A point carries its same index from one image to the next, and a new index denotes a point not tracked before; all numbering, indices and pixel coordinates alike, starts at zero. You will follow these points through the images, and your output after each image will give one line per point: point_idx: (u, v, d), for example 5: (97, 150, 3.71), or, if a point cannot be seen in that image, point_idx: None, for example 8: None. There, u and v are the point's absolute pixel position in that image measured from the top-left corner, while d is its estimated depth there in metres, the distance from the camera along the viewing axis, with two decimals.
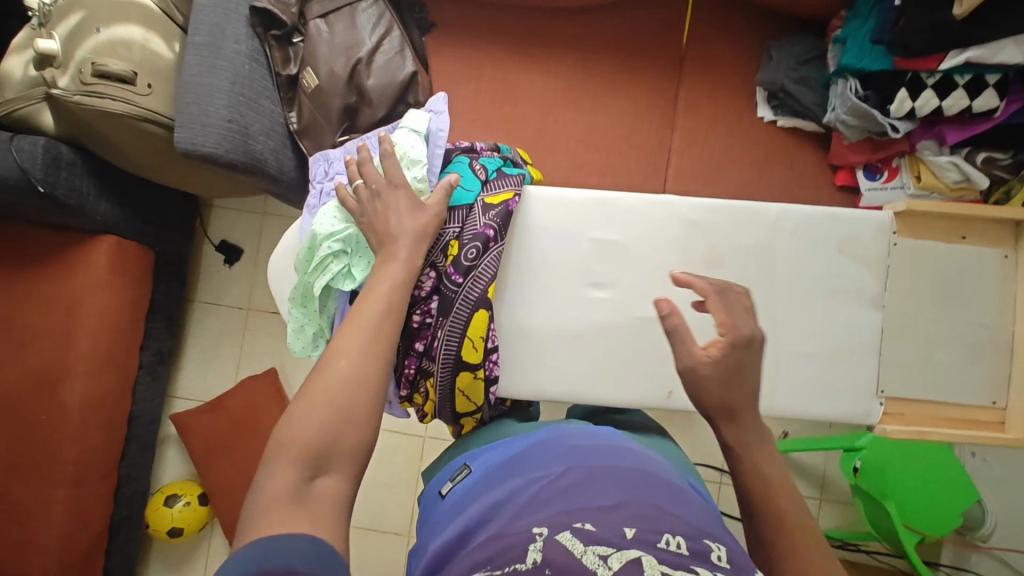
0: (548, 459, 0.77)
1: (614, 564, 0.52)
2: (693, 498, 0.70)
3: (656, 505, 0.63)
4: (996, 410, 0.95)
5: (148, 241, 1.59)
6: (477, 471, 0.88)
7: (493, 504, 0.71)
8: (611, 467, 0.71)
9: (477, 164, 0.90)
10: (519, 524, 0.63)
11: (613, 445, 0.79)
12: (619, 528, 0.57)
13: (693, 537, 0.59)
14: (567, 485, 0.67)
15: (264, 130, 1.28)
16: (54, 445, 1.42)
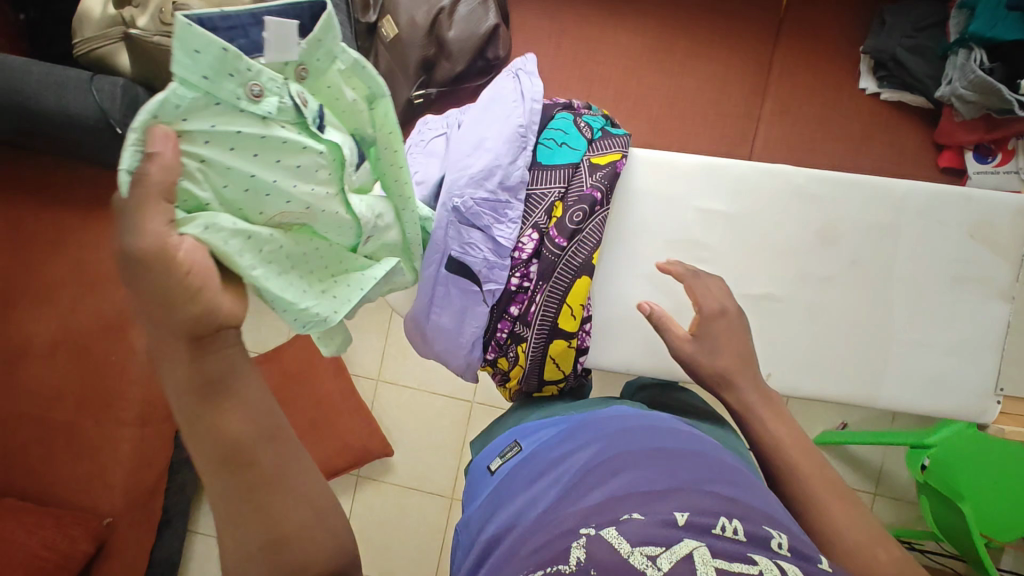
0: (591, 444, 0.75)
1: (665, 564, 0.49)
2: (750, 478, 0.66)
3: (709, 490, 0.60)
4: None
5: None
6: (526, 449, 0.87)
7: (538, 496, 0.70)
8: (657, 452, 0.68)
9: (581, 122, 0.84)
10: (567, 514, 0.61)
11: (661, 426, 0.76)
12: (669, 516, 0.55)
13: (752, 522, 0.56)
14: (615, 473, 0.65)
15: None
16: (123, 384, 1.46)
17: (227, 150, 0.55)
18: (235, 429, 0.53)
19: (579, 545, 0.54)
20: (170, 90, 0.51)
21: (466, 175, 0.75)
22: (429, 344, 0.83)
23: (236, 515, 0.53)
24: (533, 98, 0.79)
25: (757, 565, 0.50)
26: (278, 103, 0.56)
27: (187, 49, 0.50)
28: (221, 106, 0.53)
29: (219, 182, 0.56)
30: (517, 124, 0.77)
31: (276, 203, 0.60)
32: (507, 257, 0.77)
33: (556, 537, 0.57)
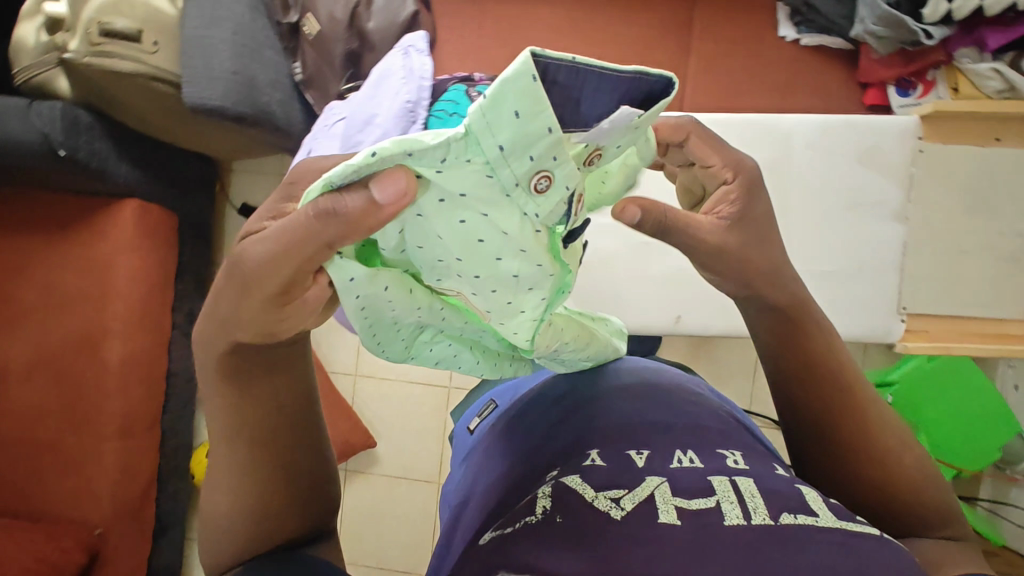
0: (556, 390, 0.86)
1: (626, 505, 0.57)
2: (695, 403, 0.79)
3: (658, 426, 0.72)
4: None
5: (171, 204, 1.64)
6: (501, 404, 0.96)
7: (513, 445, 0.81)
8: (614, 397, 0.79)
9: (474, 94, 0.85)
10: (539, 466, 0.73)
11: (618, 369, 0.87)
12: (630, 461, 0.65)
13: (704, 452, 0.66)
14: (579, 421, 0.76)
15: (270, 82, 1.29)
16: (99, 399, 1.50)
17: (455, 215, 0.48)
18: (251, 412, 0.62)
19: (545, 493, 0.61)
20: (444, 142, 0.42)
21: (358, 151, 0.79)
22: None
23: (236, 485, 0.62)
24: (422, 76, 0.82)
25: (716, 492, 0.57)
26: (545, 207, 0.47)
27: (504, 111, 0.41)
28: (491, 179, 0.45)
29: (416, 242, 0.50)
30: (405, 101, 0.80)
31: (449, 277, 0.53)
32: None
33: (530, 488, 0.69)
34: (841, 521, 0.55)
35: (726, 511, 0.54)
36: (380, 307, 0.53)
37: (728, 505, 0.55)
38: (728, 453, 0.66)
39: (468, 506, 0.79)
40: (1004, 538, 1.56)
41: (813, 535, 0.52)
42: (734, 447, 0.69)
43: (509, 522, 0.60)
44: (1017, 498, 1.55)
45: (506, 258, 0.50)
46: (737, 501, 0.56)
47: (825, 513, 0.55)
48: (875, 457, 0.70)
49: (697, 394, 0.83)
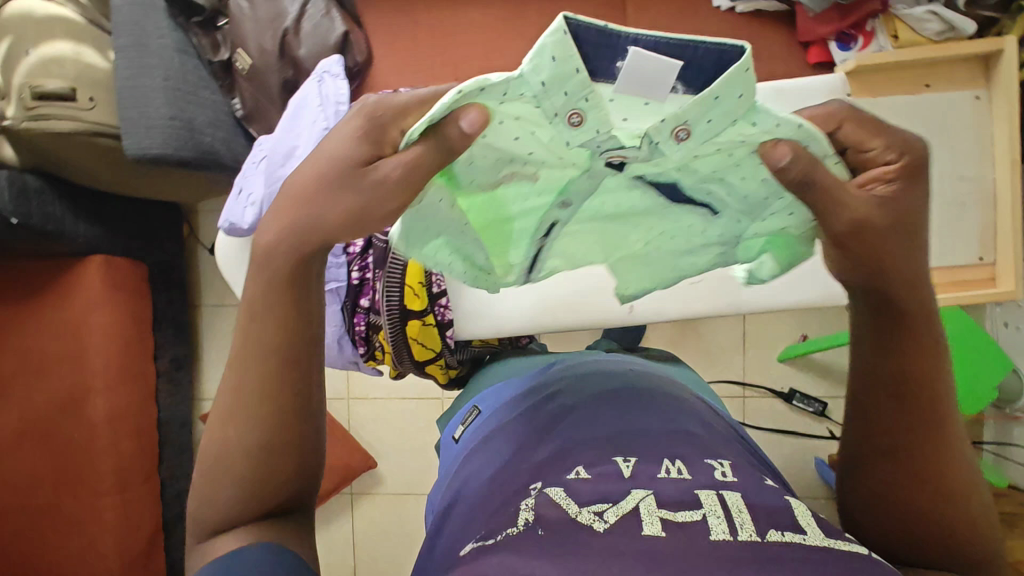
0: (544, 394, 0.74)
1: (611, 517, 0.47)
2: (690, 411, 0.67)
3: (650, 435, 0.60)
4: (987, 264, 1.23)
5: (136, 254, 1.64)
6: (484, 409, 0.82)
7: (495, 450, 0.67)
8: (606, 405, 0.67)
9: None
10: (522, 471, 0.59)
11: (620, 375, 0.75)
12: (615, 470, 0.54)
13: (696, 459, 0.55)
14: (565, 428, 0.64)
15: (210, 122, 1.30)
16: (91, 457, 1.51)
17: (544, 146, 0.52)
18: (258, 334, 0.55)
19: (529, 508, 0.49)
20: (505, 81, 0.44)
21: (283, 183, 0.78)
22: None
23: (245, 411, 0.55)
24: (337, 100, 0.81)
25: (703, 505, 0.47)
26: (578, 137, 0.50)
27: (544, 56, 0.43)
28: (537, 111, 0.48)
29: (478, 158, 0.53)
30: (322, 127, 0.79)
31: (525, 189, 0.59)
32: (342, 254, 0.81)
33: (512, 499, 0.55)
34: (831, 538, 0.44)
35: (711, 524, 0.45)
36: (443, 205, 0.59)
37: (714, 519, 0.45)
38: (720, 462, 0.55)
39: (443, 528, 0.63)
40: (1011, 478, 1.54)
41: (803, 553, 0.42)
42: (727, 456, 0.57)
43: (494, 539, 0.48)
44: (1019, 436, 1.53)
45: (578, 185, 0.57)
46: (723, 513, 0.46)
47: (812, 530, 0.44)
48: (964, 522, 0.55)
49: (700, 407, 0.72)
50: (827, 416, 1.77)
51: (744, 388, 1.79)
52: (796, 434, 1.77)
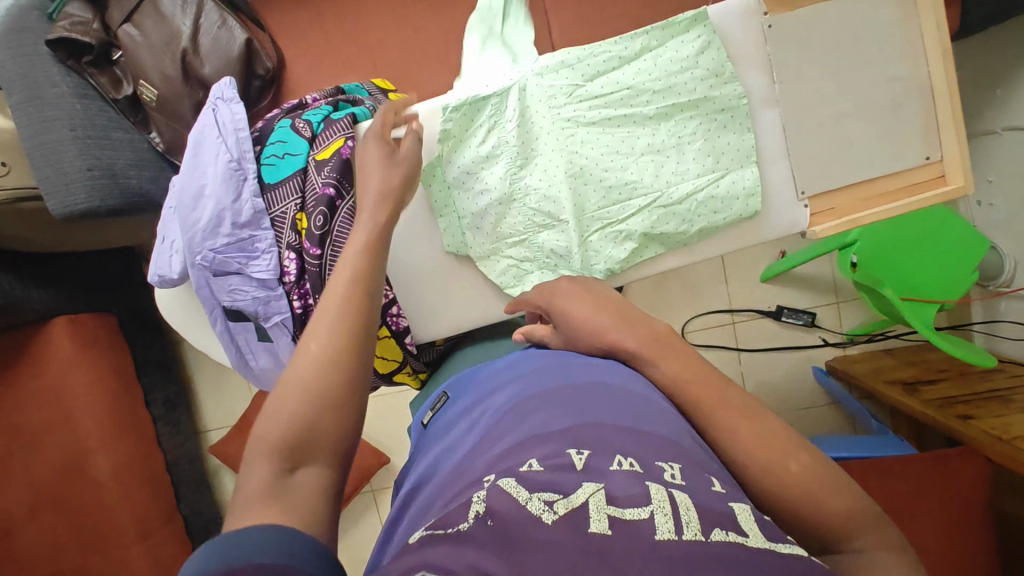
0: (510, 382, 0.68)
1: (561, 508, 0.44)
2: (658, 398, 0.62)
3: (611, 422, 0.55)
4: (934, 165, 0.81)
5: (100, 306, 1.61)
6: (453, 396, 0.76)
7: (462, 443, 0.62)
8: (570, 389, 0.61)
9: (300, 123, 0.80)
10: (477, 464, 0.54)
11: (591, 359, 0.68)
12: (567, 461, 0.50)
13: (650, 453, 0.51)
14: (524, 415, 0.59)
15: (131, 163, 1.23)
16: (108, 511, 1.53)
17: (580, 103, 0.83)
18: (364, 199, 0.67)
19: (481, 497, 0.46)
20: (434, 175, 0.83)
21: (199, 227, 0.74)
22: (266, 383, 0.86)
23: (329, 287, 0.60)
24: (236, 127, 0.77)
25: (652, 501, 0.44)
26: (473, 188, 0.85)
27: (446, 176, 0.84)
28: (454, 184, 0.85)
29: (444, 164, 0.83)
30: (226, 160, 0.76)
31: (628, 110, 0.82)
32: (278, 285, 0.78)
33: (464, 492, 0.50)
34: (771, 541, 0.43)
35: (657, 523, 0.42)
36: (673, 56, 0.80)
37: (661, 517, 0.43)
38: (677, 462, 0.51)
39: (404, 516, 0.58)
40: (1001, 352, 1.55)
41: (746, 557, 0.40)
42: (686, 451, 0.54)
43: (440, 532, 0.44)
44: (1006, 310, 1.52)
45: (626, 141, 0.82)
46: (670, 511, 0.43)
47: (753, 532, 0.43)
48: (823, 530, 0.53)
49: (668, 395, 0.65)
50: (817, 325, 1.77)
51: (732, 314, 1.78)
52: (794, 348, 1.78)
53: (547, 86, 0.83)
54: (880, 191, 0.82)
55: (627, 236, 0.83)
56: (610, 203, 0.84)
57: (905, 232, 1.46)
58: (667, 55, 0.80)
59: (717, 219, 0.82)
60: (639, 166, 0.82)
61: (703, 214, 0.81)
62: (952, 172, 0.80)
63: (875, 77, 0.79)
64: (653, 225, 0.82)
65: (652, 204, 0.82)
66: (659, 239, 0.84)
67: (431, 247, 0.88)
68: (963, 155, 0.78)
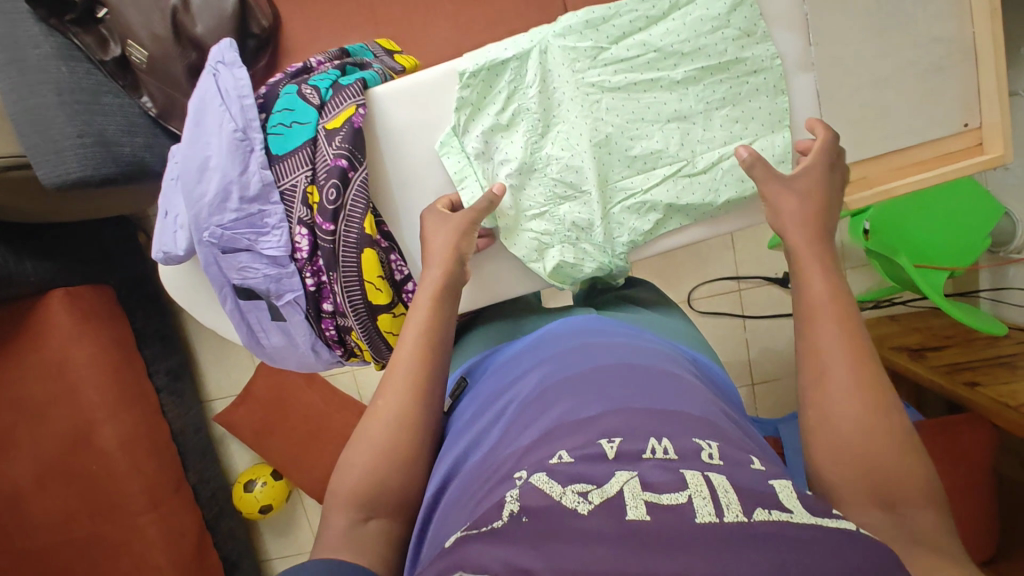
0: (532, 369, 0.65)
1: (596, 498, 0.43)
2: (686, 378, 0.61)
3: (641, 407, 0.53)
4: (972, 132, 0.78)
5: (97, 278, 1.57)
6: (475, 381, 0.74)
7: (486, 435, 0.60)
8: (594, 374, 0.59)
9: (307, 90, 0.75)
10: (504, 458, 0.53)
11: (616, 342, 0.66)
12: (597, 449, 0.48)
13: (682, 434, 0.50)
14: (550, 403, 0.57)
15: (123, 130, 1.17)
16: (116, 482, 1.53)
17: (604, 66, 0.77)
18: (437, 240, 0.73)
19: (514, 495, 0.45)
20: (452, 145, 0.79)
21: (205, 202, 0.71)
22: (280, 360, 0.84)
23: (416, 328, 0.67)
24: (239, 94, 0.72)
25: (688, 486, 0.43)
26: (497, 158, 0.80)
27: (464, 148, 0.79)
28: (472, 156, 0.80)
29: (462, 132, 0.79)
30: (231, 130, 0.71)
31: (655, 74, 0.77)
32: (290, 262, 0.75)
33: (494, 490, 0.49)
34: (816, 516, 0.41)
35: (696, 507, 0.41)
36: (703, 14, 0.75)
37: (699, 501, 0.41)
38: (714, 439, 0.50)
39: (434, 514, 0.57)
40: (1007, 319, 1.54)
41: (794, 533, 0.38)
42: (723, 430, 0.52)
43: (475, 530, 0.43)
44: (1015, 277, 1.50)
45: (652, 108, 0.77)
46: (709, 493, 0.42)
47: (798, 509, 0.41)
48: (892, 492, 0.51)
49: (693, 378, 0.63)
50: None
51: (739, 281, 1.74)
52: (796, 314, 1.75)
53: (570, 48, 0.77)
54: (913, 159, 0.80)
55: (651, 208, 0.80)
56: (635, 172, 0.80)
57: (916, 199, 1.44)
58: (696, 14, 0.75)
59: (747, 188, 0.78)
60: (666, 133, 0.78)
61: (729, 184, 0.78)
62: (990, 140, 0.77)
63: (920, 37, 0.75)
64: (679, 196, 0.79)
65: (678, 175, 0.78)
66: (684, 211, 0.80)
67: None
68: (1004, 122, 0.75)
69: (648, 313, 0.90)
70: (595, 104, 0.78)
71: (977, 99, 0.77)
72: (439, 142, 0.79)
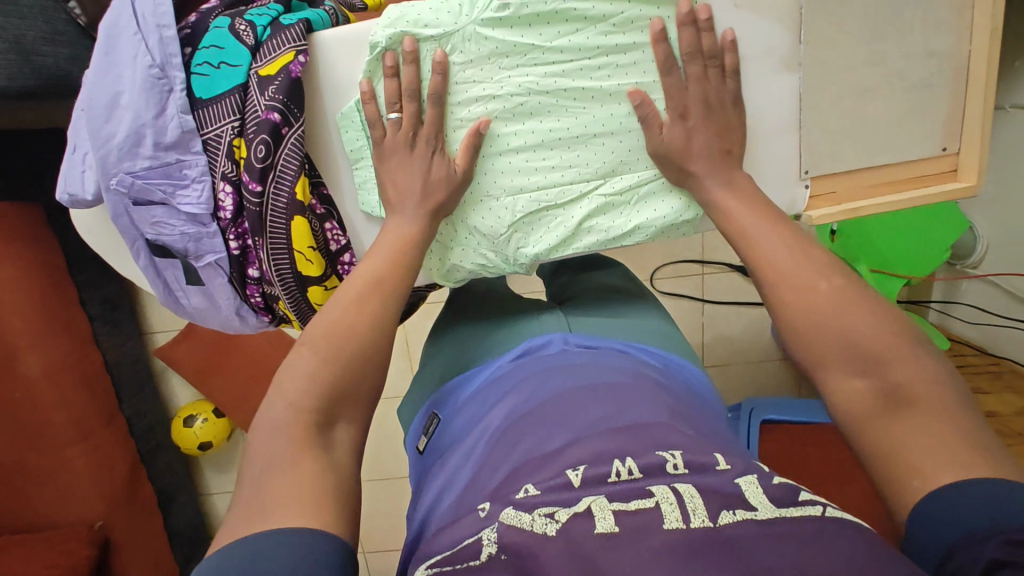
0: (494, 403, 0.62)
1: (563, 515, 0.41)
2: (646, 386, 0.58)
3: (605, 430, 0.50)
4: (948, 157, 0.75)
5: (22, 196, 1.43)
6: (445, 419, 0.70)
7: (457, 480, 0.56)
8: (558, 403, 0.55)
9: (241, 26, 0.66)
10: (473, 502, 0.50)
11: (585, 361, 0.63)
12: (562, 478, 0.45)
13: (642, 449, 0.47)
14: (518, 437, 0.53)
15: (46, 37, 1.03)
16: (41, 412, 1.48)
17: (534, 67, 0.70)
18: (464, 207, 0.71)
19: (491, 536, 0.41)
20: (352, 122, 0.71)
21: (113, 145, 0.63)
22: (202, 320, 0.78)
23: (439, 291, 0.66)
24: (159, 23, 0.63)
25: (654, 494, 0.42)
26: None
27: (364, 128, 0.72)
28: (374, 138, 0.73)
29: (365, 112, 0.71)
30: (146, 65, 0.62)
31: (587, 82, 0.70)
32: (211, 221, 0.68)
33: (455, 524, 0.46)
34: (781, 507, 0.41)
35: (663, 512, 0.40)
36: (646, 25, 0.68)
37: (667, 506, 0.41)
38: (676, 444, 0.47)
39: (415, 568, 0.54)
40: (953, 332, 1.57)
41: (760, 530, 0.38)
42: (689, 436, 0.50)
43: (453, 567, 0.42)
44: (965, 291, 1.52)
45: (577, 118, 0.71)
46: (675, 499, 0.41)
47: (763, 504, 0.40)
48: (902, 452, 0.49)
49: (655, 386, 0.59)
50: None
51: (703, 266, 1.67)
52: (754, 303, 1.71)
53: (498, 42, 0.68)
54: (886, 179, 0.76)
55: (563, 225, 0.75)
56: (550, 183, 0.73)
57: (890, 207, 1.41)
58: (639, 24, 0.68)
59: (663, 216, 0.74)
60: (590, 147, 0.72)
61: (645, 209, 0.74)
62: (965, 167, 0.75)
63: (912, 48, 0.70)
64: (593, 215, 0.75)
65: (596, 192, 0.74)
66: (593, 233, 0.75)
67: (349, 203, 0.76)
68: (981, 150, 0.72)
69: (630, 316, 0.82)
70: (522, 105, 0.71)
71: (958, 123, 0.74)
72: (343, 109, 0.71)
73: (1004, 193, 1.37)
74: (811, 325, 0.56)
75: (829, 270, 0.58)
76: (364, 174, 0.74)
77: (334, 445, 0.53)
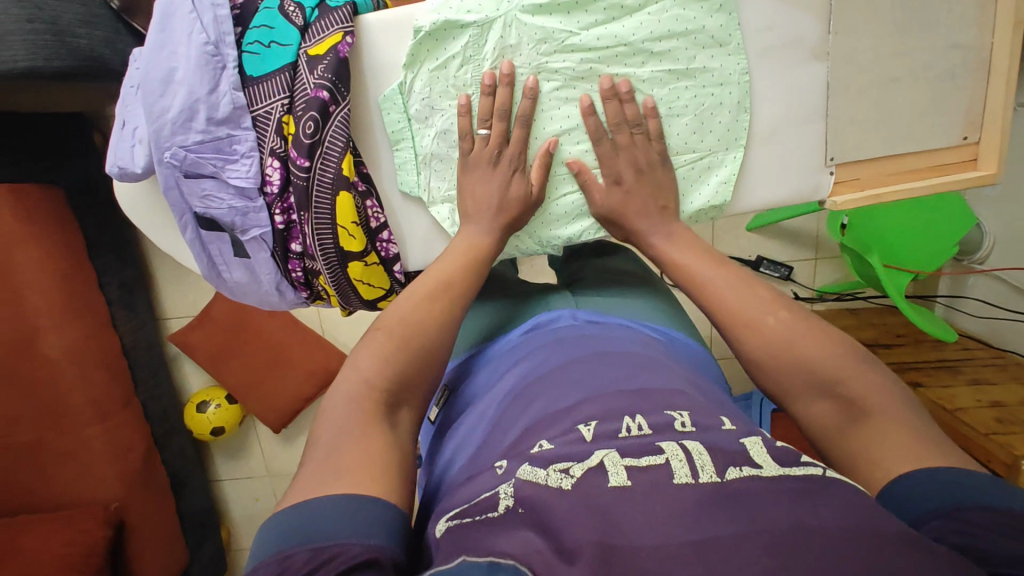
0: (509, 369, 0.64)
1: (576, 472, 0.43)
2: (654, 357, 0.60)
3: (618, 391, 0.53)
4: (969, 146, 0.78)
5: (45, 178, 1.44)
6: (457, 387, 0.72)
7: (472, 439, 0.59)
8: (568, 368, 0.58)
9: (290, 7, 0.68)
10: (490, 456, 0.52)
11: (601, 332, 0.65)
12: (576, 433, 0.48)
13: (655, 409, 0.49)
14: (533, 397, 0.56)
15: (81, 20, 1.05)
16: (59, 392, 1.49)
17: (570, 54, 0.71)
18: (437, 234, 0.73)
19: (507, 490, 0.43)
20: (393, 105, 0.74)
21: (166, 121, 0.65)
22: (239, 296, 0.80)
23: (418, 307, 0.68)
24: (213, 3, 0.66)
25: (664, 451, 0.44)
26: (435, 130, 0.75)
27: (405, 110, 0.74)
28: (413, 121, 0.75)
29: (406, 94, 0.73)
30: (201, 42, 0.65)
31: (622, 69, 0.72)
32: (258, 196, 0.70)
33: (475, 480, 0.49)
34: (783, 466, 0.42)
35: (673, 468, 0.41)
36: (681, 13, 0.70)
37: (676, 462, 0.42)
38: (682, 407, 0.50)
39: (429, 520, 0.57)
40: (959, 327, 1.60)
41: (766, 488, 0.39)
42: (696, 399, 0.52)
43: (469, 520, 0.43)
44: (972, 287, 1.55)
45: None
46: (684, 456, 0.42)
47: (766, 462, 0.42)
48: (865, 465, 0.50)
49: (666, 357, 0.62)
50: (792, 279, 1.78)
51: None
52: None
53: (537, 27, 0.70)
54: (908, 167, 0.78)
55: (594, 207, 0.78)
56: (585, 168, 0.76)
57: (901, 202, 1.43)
58: (674, 11, 0.70)
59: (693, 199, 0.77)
60: None
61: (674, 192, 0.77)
62: (985, 156, 0.77)
63: (938, 40, 0.73)
64: None
65: None
66: None
67: (387, 183, 0.78)
68: (1002, 139, 0.75)
69: (637, 297, 0.84)
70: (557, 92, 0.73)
71: (979, 113, 0.76)
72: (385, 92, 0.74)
73: (1012, 190, 1.40)
74: (768, 359, 0.58)
75: (778, 305, 0.61)
76: (404, 155, 0.76)
77: (398, 422, 0.55)
